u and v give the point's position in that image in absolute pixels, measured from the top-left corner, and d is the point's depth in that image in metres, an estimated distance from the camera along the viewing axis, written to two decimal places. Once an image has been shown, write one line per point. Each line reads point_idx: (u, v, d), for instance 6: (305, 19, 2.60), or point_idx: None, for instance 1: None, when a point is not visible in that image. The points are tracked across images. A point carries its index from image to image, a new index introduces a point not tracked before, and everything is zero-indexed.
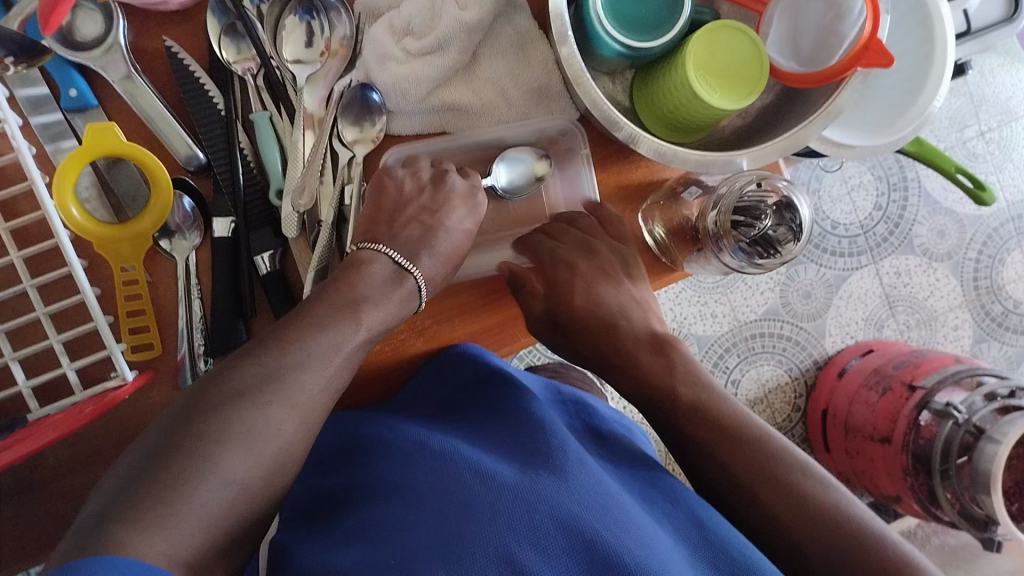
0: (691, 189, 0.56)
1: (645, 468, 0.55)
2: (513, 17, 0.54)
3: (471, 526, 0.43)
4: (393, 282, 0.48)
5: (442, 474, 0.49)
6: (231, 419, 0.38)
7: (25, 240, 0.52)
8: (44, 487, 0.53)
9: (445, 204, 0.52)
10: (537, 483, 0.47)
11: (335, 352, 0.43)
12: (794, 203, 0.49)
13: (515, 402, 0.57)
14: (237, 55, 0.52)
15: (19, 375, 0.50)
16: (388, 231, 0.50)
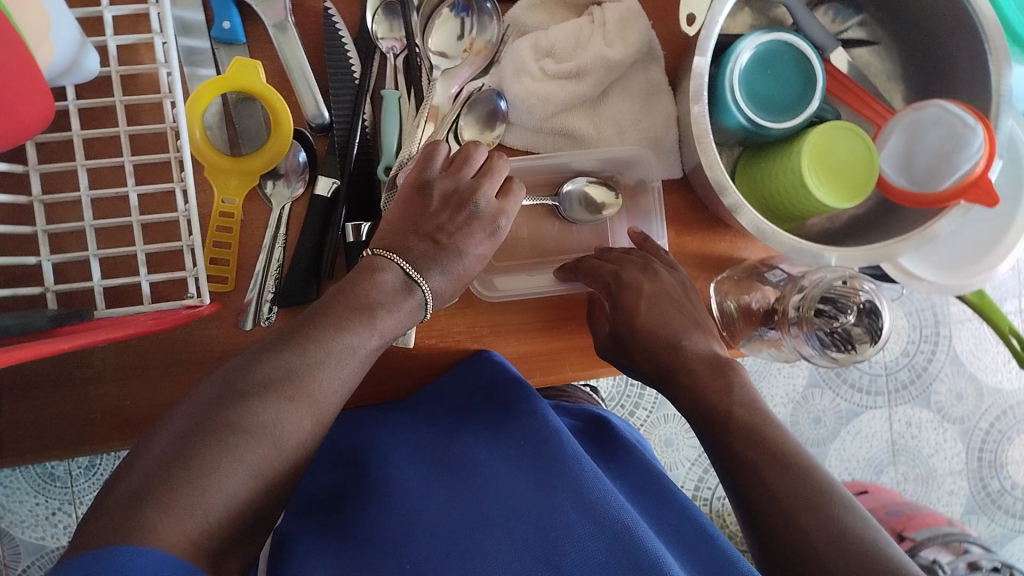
0: (773, 272, 0.59)
1: (659, 481, 0.55)
2: (648, 67, 0.57)
3: (489, 547, 0.44)
4: (399, 294, 0.48)
5: (458, 490, 0.49)
6: (257, 410, 0.38)
7: (138, 147, 0.53)
8: (84, 385, 0.53)
9: (463, 230, 0.51)
10: (550, 498, 0.47)
11: (351, 354, 0.44)
12: (876, 309, 0.53)
13: (530, 404, 0.55)
14: (387, 32, 0.55)
15: (96, 271, 0.51)
16: (403, 242, 0.49)
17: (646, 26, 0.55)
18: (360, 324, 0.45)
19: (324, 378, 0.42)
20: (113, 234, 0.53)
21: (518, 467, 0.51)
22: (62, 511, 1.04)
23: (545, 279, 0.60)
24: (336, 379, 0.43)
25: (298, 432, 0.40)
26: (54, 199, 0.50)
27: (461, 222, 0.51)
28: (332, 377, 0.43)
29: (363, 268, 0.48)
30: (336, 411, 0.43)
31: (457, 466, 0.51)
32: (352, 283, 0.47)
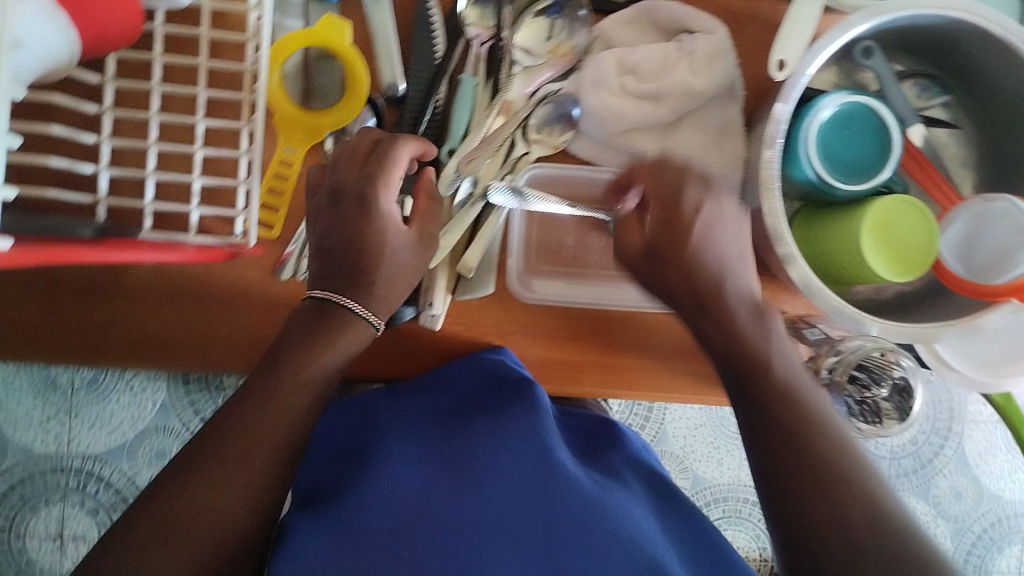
0: (811, 330, 0.58)
1: (662, 484, 0.58)
2: (727, 104, 0.56)
3: (484, 552, 0.48)
4: (351, 335, 0.47)
5: (456, 483, 0.51)
6: (229, 458, 0.43)
7: (214, 81, 0.54)
8: (116, 299, 0.55)
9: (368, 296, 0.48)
10: (552, 506, 0.50)
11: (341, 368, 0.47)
12: (909, 387, 0.57)
13: (522, 415, 0.56)
14: (477, 19, 0.55)
15: (147, 193, 0.51)
16: (369, 264, 0.48)
17: (733, 63, 0.54)
18: (311, 356, 0.46)
19: (273, 418, 0.44)
20: (173, 159, 0.53)
21: (519, 462, 0.53)
22: (57, 419, 1.07)
23: (579, 290, 0.60)
24: (284, 418, 0.44)
25: (271, 433, 0.44)
26: (122, 115, 0.50)
27: (379, 231, 0.48)
28: (316, 382, 0.46)
29: (327, 315, 0.47)
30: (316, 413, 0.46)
31: (462, 463, 0.53)
32: (291, 359, 0.46)
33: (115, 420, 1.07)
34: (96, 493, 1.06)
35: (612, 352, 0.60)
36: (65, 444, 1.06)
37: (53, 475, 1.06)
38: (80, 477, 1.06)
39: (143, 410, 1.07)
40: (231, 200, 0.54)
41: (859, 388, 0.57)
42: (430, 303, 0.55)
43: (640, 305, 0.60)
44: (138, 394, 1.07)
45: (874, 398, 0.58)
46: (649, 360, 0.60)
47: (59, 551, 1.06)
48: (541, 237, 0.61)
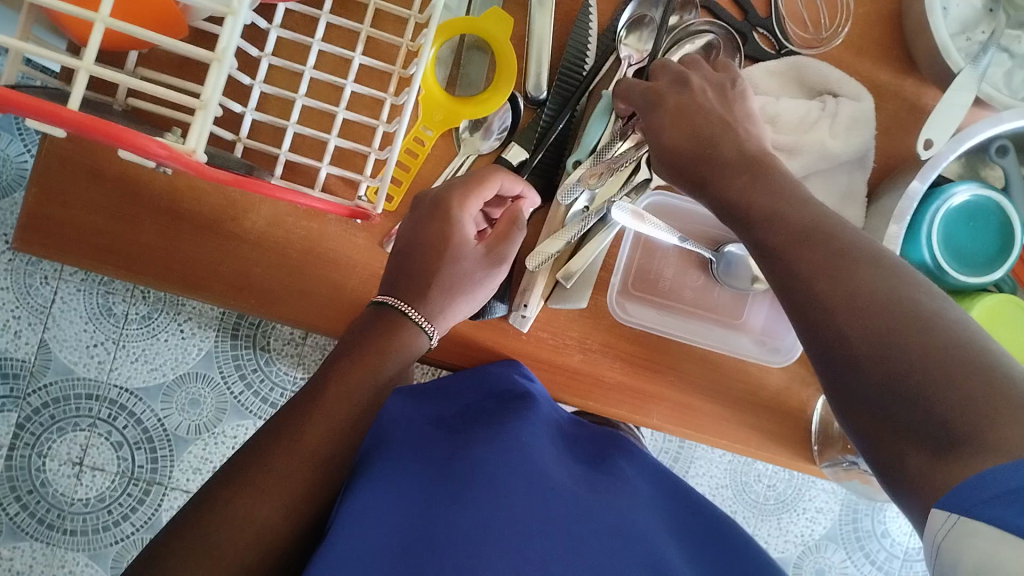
0: None
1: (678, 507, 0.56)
2: (854, 172, 0.57)
3: (481, 554, 0.45)
4: (402, 335, 0.51)
5: (457, 470, 0.51)
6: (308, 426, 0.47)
7: (369, 50, 0.55)
8: (223, 238, 0.55)
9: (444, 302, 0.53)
10: (555, 511, 0.49)
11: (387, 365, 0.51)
12: None
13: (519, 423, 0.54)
14: (632, 41, 0.56)
15: (287, 142, 0.52)
16: (435, 281, 0.52)
17: (871, 133, 0.56)
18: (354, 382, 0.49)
19: (347, 378, 0.50)
20: (314, 115, 0.55)
21: (518, 466, 0.51)
22: (103, 346, 1.02)
23: (670, 321, 0.61)
24: (331, 423, 0.48)
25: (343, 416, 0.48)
26: (279, 63, 0.51)
27: (451, 256, 0.53)
28: (364, 396, 0.50)
29: (382, 321, 0.51)
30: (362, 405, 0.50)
31: (460, 468, 0.51)
32: (348, 370, 0.49)
33: (159, 359, 1.03)
34: (123, 428, 1.02)
35: (686, 389, 0.60)
36: (105, 371, 1.02)
37: (85, 400, 1.02)
38: (112, 409, 1.02)
39: (188, 356, 1.03)
40: (358, 166, 0.56)
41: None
42: (524, 305, 0.57)
43: (726, 349, 0.60)
44: (187, 338, 1.03)
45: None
46: (721, 405, 0.60)
47: (76, 477, 1.02)
48: (642, 261, 0.61)
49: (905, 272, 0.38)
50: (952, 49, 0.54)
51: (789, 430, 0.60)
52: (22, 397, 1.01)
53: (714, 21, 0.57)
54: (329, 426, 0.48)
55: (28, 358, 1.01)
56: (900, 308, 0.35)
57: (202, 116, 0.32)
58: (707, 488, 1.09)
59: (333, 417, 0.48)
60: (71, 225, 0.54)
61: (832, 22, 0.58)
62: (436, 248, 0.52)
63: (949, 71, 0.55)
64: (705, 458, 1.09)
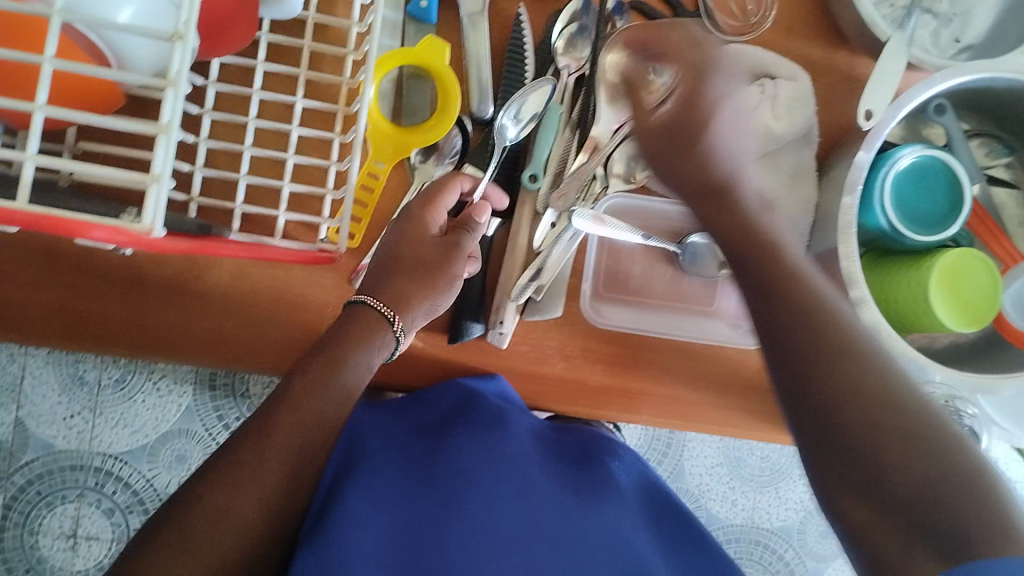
0: None
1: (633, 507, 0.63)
2: (801, 150, 0.58)
3: None
4: (375, 334, 0.49)
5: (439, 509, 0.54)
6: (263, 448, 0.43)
7: (312, 92, 0.56)
8: (192, 299, 0.55)
9: (416, 293, 0.51)
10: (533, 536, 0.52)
11: (366, 370, 0.48)
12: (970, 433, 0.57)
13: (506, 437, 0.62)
14: (568, 50, 0.57)
15: (239, 194, 0.51)
16: (405, 276, 0.51)
17: (812, 110, 0.58)
18: (323, 378, 0.46)
19: (328, 373, 0.46)
20: (264, 164, 0.54)
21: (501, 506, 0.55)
22: (80, 416, 1.00)
23: (645, 317, 0.61)
24: (307, 420, 0.44)
25: (326, 415, 0.45)
26: (220, 118, 0.51)
27: (431, 253, 0.52)
28: (337, 393, 0.46)
29: (359, 319, 0.49)
30: (344, 404, 0.47)
31: (444, 485, 0.57)
32: (318, 373, 0.46)
33: (139, 421, 1.01)
34: (113, 494, 1.00)
35: (671, 382, 0.60)
36: (86, 442, 1.00)
37: (69, 472, 1.00)
38: (98, 477, 1.00)
39: (168, 414, 1.01)
40: (315, 208, 0.56)
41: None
42: (500, 322, 0.57)
43: (705, 339, 0.60)
44: (164, 396, 1.01)
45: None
46: (707, 392, 0.60)
47: (72, 549, 1.00)
48: (609, 264, 0.62)
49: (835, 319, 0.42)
50: (876, 18, 0.55)
51: (776, 407, 0.61)
52: (6, 478, 1.00)
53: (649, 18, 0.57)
54: (302, 428, 0.44)
55: (7, 439, 0.99)
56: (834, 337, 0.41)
57: (149, 192, 0.31)
58: (701, 470, 1.10)
59: (305, 418, 0.44)
60: (35, 306, 0.53)
61: (760, 6, 0.60)
62: (425, 246, 0.52)
63: (879, 41, 0.56)
64: (696, 440, 1.10)
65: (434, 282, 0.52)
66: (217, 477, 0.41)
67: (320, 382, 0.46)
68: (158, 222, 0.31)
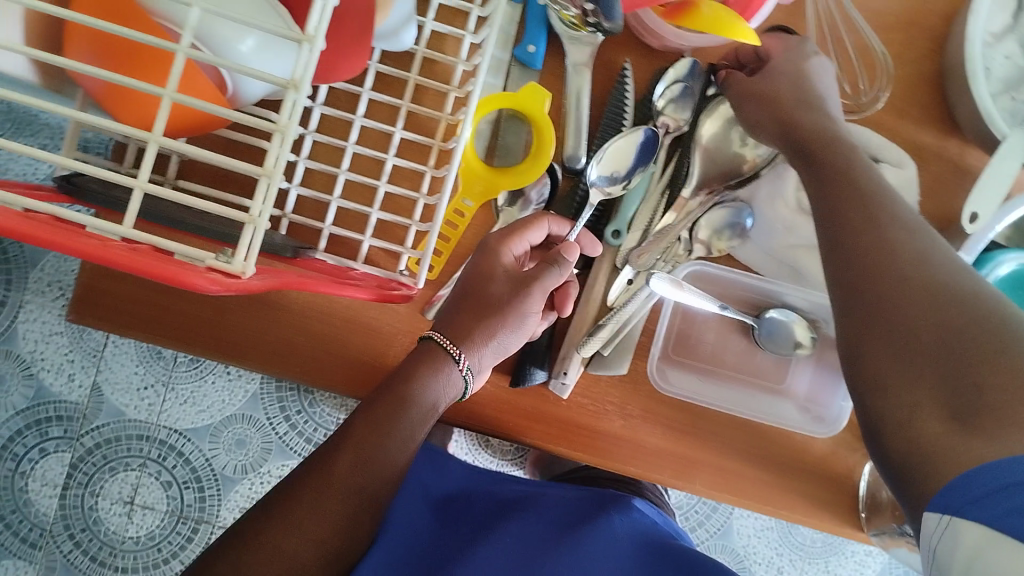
0: None
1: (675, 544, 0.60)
2: None
3: None
4: (437, 370, 0.49)
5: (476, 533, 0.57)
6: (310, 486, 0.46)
7: (410, 123, 0.56)
8: (270, 309, 0.56)
9: (491, 335, 0.50)
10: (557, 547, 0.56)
11: (431, 407, 0.49)
12: None
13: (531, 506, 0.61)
14: (668, 110, 0.57)
15: (328, 217, 0.52)
16: (471, 318, 0.50)
17: (914, 200, 0.55)
18: (389, 423, 0.48)
19: (388, 405, 0.48)
20: (354, 188, 0.55)
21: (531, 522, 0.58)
22: (153, 389, 1.04)
23: (711, 387, 0.61)
24: (358, 453, 0.47)
25: (387, 449, 0.48)
26: (320, 139, 0.52)
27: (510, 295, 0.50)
28: (398, 436, 0.48)
29: (421, 354, 0.50)
30: (406, 431, 0.48)
31: (458, 546, 0.56)
32: (382, 415, 0.48)
33: (206, 401, 1.04)
34: (173, 468, 1.04)
35: (730, 457, 0.59)
36: (155, 414, 1.04)
37: (136, 441, 1.04)
38: (162, 449, 1.04)
39: (234, 398, 1.05)
40: (398, 236, 0.56)
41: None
42: (564, 371, 0.57)
43: (771, 420, 0.59)
44: (234, 379, 1.05)
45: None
46: (765, 471, 0.59)
47: (127, 516, 1.03)
48: (682, 327, 0.61)
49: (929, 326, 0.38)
50: (995, 114, 0.53)
51: (836, 497, 0.59)
52: (75, 438, 1.03)
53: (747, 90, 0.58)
54: (361, 469, 0.47)
55: (81, 401, 1.03)
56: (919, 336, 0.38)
57: (246, 234, 0.32)
58: (750, 532, 1.06)
59: (366, 459, 0.47)
60: (126, 296, 0.55)
61: (873, 86, 0.58)
62: (494, 283, 0.51)
63: (996, 138, 0.54)
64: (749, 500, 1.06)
65: (506, 326, 0.51)
66: (275, 519, 0.45)
67: (384, 426, 0.48)
68: (250, 266, 0.32)
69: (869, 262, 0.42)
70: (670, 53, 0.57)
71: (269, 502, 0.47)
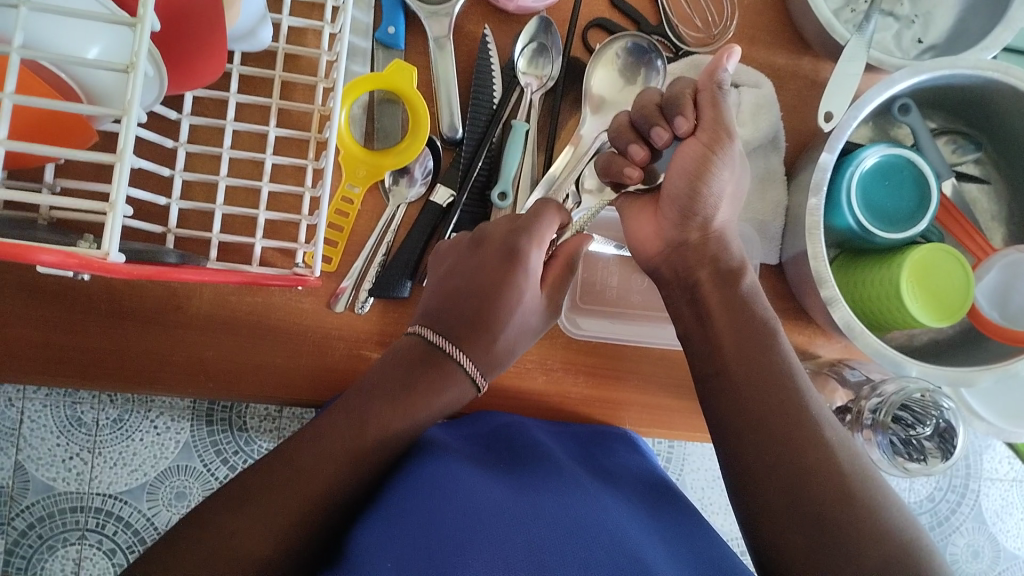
0: (853, 370, 0.61)
1: (663, 496, 0.58)
2: (769, 155, 0.60)
3: (475, 545, 0.47)
4: (433, 365, 0.53)
5: (445, 482, 0.52)
6: None
7: (284, 121, 0.57)
8: (175, 329, 0.56)
9: (483, 327, 0.54)
10: (534, 500, 0.51)
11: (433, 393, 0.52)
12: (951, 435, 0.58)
13: (522, 452, 0.56)
14: (529, 68, 0.58)
15: (216, 225, 0.52)
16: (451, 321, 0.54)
17: (777, 115, 0.59)
18: (405, 407, 0.51)
19: (395, 388, 0.51)
20: (239, 193, 0.55)
21: (505, 479, 0.54)
22: (79, 457, 0.96)
23: (622, 327, 0.62)
24: (381, 416, 0.50)
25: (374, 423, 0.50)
26: (195, 150, 0.52)
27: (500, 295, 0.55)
28: (405, 420, 0.51)
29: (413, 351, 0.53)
30: (414, 411, 0.51)
31: (439, 484, 0.51)
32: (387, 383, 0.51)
33: (137, 459, 0.97)
34: (114, 534, 0.96)
35: (652, 391, 0.61)
36: (86, 482, 0.96)
37: (71, 514, 0.95)
38: (99, 517, 0.95)
39: (166, 451, 0.97)
40: (292, 234, 0.56)
41: (904, 428, 0.58)
42: None
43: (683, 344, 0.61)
44: (162, 432, 0.97)
45: (918, 439, 0.60)
46: (689, 399, 0.61)
47: None
48: (585, 275, 0.64)
49: (794, 414, 0.49)
50: (834, 22, 0.56)
51: None
52: (7, 523, 0.95)
53: (640, 32, 0.59)
54: (352, 436, 0.49)
55: (6, 483, 0.95)
56: (791, 411, 0.49)
57: (106, 221, 0.33)
58: (702, 484, 1.04)
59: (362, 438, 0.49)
60: (17, 344, 0.54)
61: (720, 18, 0.61)
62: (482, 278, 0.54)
63: (839, 45, 0.57)
64: (697, 452, 1.04)
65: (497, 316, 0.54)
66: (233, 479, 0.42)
67: (402, 411, 0.51)
68: (114, 248, 0.33)
69: (761, 361, 0.51)
70: (526, 15, 0.59)
71: (205, 507, 0.46)
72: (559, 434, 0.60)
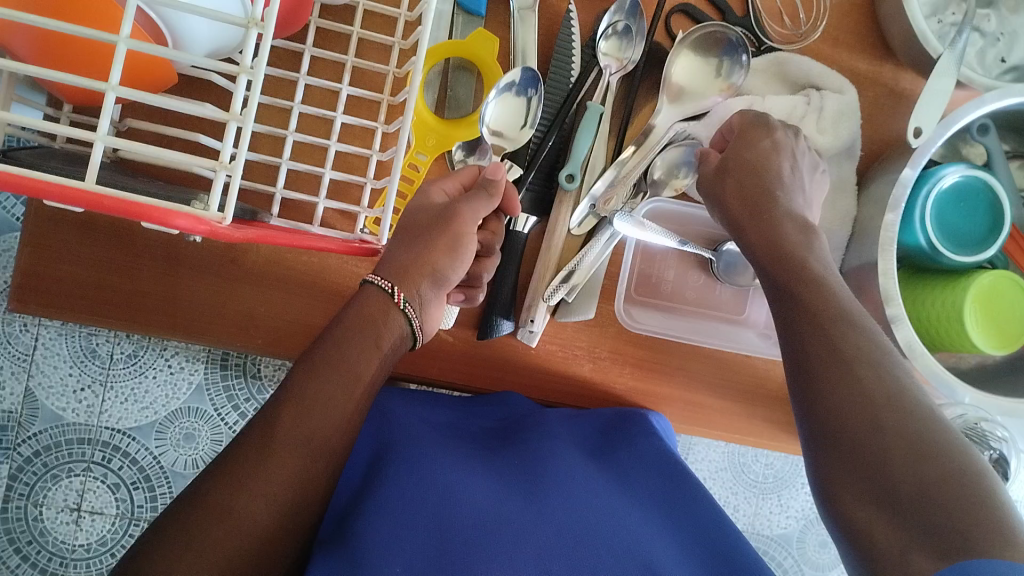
0: None
1: (674, 482, 0.55)
2: (842, 164, 0.59)
3: (479, 551, 0.45)
4: (377, 315, 0.45)
5: (448, 479, 0.50)
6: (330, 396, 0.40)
7: (357, 79, 0.55)
8: (227, 280, 0.55)
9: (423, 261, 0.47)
10: (537, 506, 0.50)
11: (376, 347, 0.44)
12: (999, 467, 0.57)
13: (530, 450, 0.54)
14: (612, 51, 0.57)
15: (283, 180, 0.50)
16: (401, 265, 0.47)
17: (857, 125, 0.58)
18: (335, 356, 0.42)
19: (330, 336, 0.43)
20: (305, 150, 0.54)
21: (509, 478, 0.52)
22: None
23: (673, 322, 0.62)
24: (327, 387, 0.41)
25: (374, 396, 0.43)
26: (266, 100, 0.50)
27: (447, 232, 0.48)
28: (334, 385, 0.41)
29: (364, 300, 0.45)
30: (350, 364, 0.43)
31: (444, 480, 0.50)
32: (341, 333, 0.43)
33: None
34: None
35: (695, 389, 0.61)
36: None
37: None
38: None
39: None
40: (354, 197, 0.55)
41: None
42: (531, 320, 0.57)
43: (732, 345, 0.61)
44: None
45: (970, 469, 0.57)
46: (731, 400, 0.61)
47: (75, 524, 0.85)
48: (642, 267, 0.62)
49: None
50: (929, 35, 0.55)
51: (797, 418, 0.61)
52: None
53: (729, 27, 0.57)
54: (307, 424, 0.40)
55: None
56: None
57: (218, 183, 0.32)
58: (706, 474, 0.92)
59: (306, 414, 0.40)
60: (72, 280, 0.53)
61: (810, 16, 0.59)
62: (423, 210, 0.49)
63: (929, 58, 0.56)
64: (703, 442, 0.91)
65: (436, 250, 0.47)
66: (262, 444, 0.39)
67: (336, 356, 0.42)
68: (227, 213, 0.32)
69: None
70: None
71: None
72: (569, 426, 0.58)
